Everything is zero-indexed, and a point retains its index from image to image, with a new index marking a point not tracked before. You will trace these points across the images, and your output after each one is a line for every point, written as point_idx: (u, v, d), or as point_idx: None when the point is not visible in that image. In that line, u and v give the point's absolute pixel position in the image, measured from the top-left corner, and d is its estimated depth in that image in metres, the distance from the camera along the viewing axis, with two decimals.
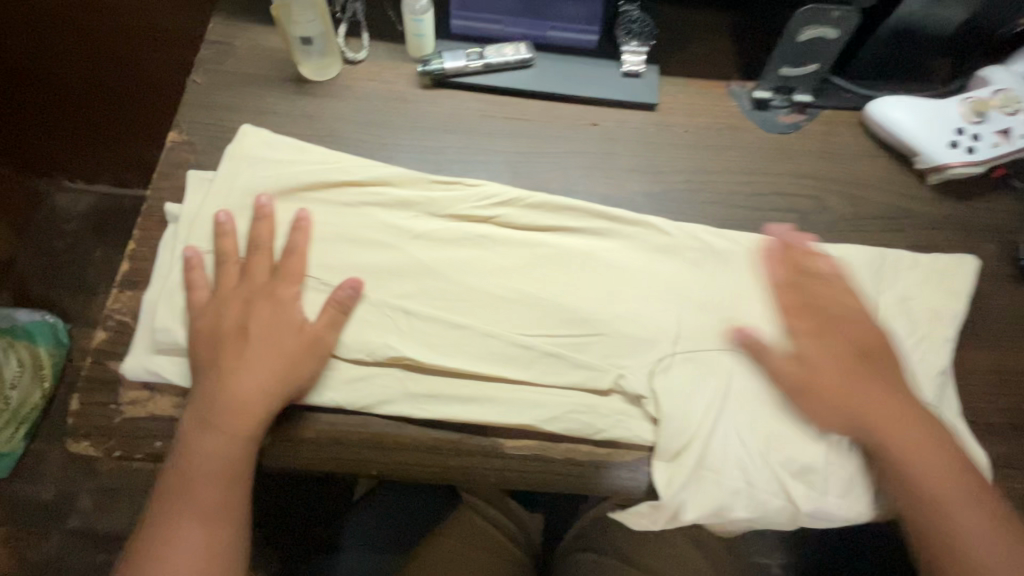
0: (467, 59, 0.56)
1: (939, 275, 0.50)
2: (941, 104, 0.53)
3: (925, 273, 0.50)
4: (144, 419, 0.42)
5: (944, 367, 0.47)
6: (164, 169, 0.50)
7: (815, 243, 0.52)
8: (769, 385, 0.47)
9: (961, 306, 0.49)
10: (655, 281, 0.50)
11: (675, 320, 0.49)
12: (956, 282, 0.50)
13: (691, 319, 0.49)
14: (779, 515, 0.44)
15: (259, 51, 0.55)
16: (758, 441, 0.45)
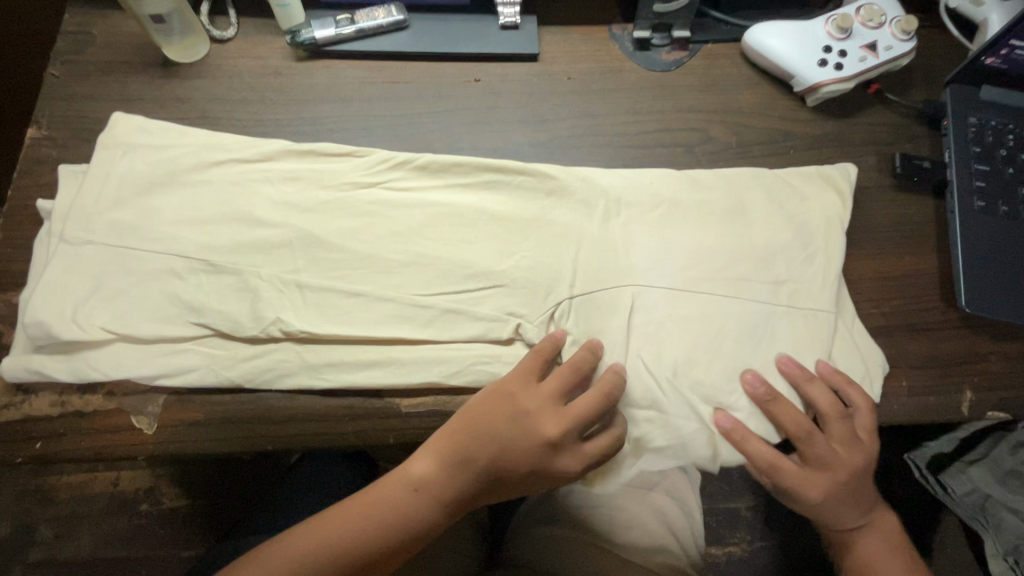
0: (337, 25, 0.54)
1: (822, 191, 0.51)
2: (810, 25, 0.54)
3: (811, 187, 0.51)
4: (22, 421, 0.42)
5: (837, 274, 0.48)
6: (24, 166, 0.48)
7: (709, 171, 0.52)
8: (677, 314, 0.47)
9: (847, 214, 0.50)
10: (550, 227, 0.50)
11: (571, 264, 0.48)
12: (840, 193, 0.51)
13: (588, 262, 0.49)
14: (696, 439, 0.45)
15: (119, 39, 0.53)
16: (665, 370, 0.46)
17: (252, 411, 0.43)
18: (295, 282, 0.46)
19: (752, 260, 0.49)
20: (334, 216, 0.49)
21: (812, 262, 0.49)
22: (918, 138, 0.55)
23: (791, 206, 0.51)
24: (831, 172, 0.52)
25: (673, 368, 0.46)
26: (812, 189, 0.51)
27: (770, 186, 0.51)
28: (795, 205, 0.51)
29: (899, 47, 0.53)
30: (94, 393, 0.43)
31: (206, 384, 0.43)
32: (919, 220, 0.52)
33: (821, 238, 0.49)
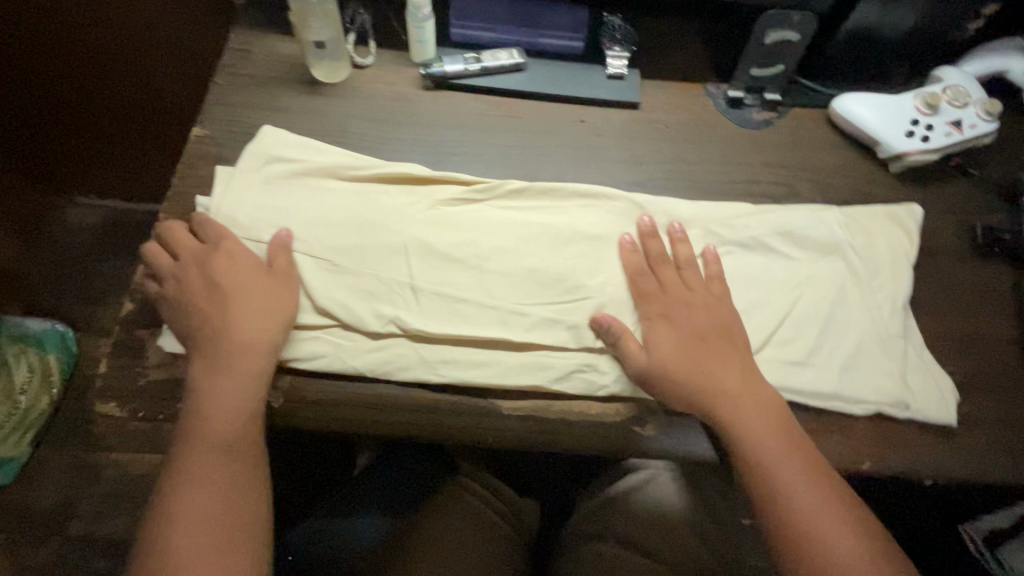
0: (465, 63, 0.61)
1: (889, 227, 0.54)
2: (898, 99, 0.58)
3: (880, 217, 0.55)
4: (165, 382, 0.46)
5: (905, 297, 0.52)
6: (188, 159, 0.55)
7: (785, 205, 0.56)
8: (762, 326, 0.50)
9: (914, 244, 0.54)
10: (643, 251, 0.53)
11: None
12: (906, 223, 0.55)
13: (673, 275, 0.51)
14: None
15: (276, 58, 0.61)
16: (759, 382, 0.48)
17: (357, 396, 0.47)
18: (413, 283, 0.50)
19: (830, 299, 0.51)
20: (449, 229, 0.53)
21: (881, 282, 0.52)
22: (996, 211, 0.58)
23: (864, 235, 0.54)
24: (897, 210, 0.55)
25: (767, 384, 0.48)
26: (880, 225, 0.54)
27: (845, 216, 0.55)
28: (866, 242, 0.54)
29: (983, 126, 0.57)
30: None
31: (329, 369, 0.47)
32: (997, 288, 0.54)
33: (888, 261, 0.53)
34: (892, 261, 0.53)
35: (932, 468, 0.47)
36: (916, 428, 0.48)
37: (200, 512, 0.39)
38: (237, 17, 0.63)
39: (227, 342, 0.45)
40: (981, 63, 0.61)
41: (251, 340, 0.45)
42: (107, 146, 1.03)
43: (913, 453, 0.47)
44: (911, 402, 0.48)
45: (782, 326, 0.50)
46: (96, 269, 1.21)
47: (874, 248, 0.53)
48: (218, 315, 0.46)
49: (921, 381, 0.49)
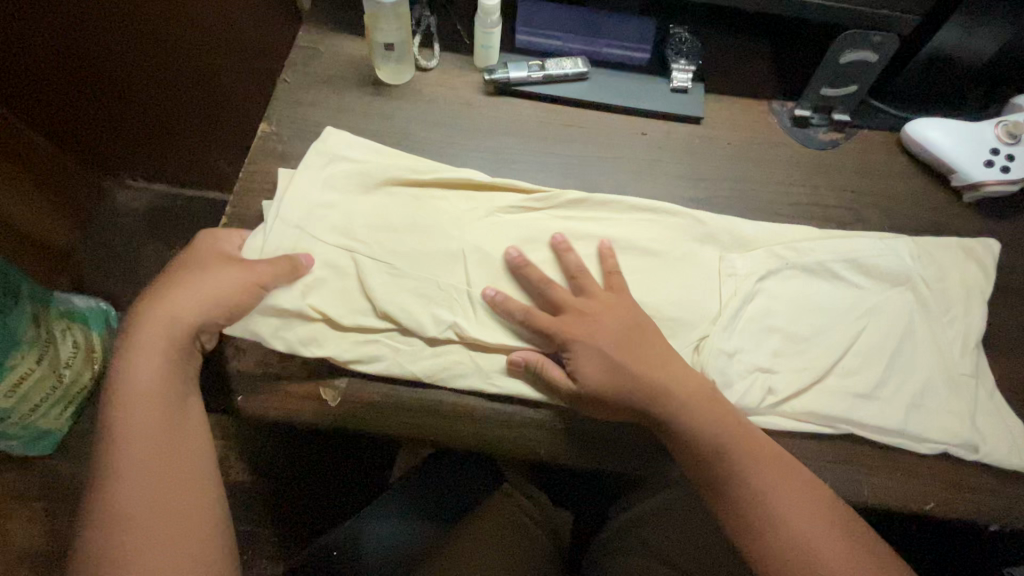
0: (529, 69, 0.60)
1: (963, 262, 0.52)
2: (976, 126, 0.56)
3: (955, 250, 0.53)
4: (229, 372, 0.47)
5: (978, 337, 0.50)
6: (254, 155, 0.56)
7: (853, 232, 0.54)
8: (825, 355, 0.48)
9: (989, 282, 0.52)
10: (704, 270, 0.52)
11: (720, 302, 0.50)
12: (982, 259, 0.53)
13: (735, 297, 0.50)
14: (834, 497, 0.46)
15: (342, 58, 0.61)
16: (823, 412, 0.47)
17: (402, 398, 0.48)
18: (473, 290, 0.50)
19: (898, 332, 0.49)
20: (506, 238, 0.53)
21: (952, 319, 0.50)
22: None
23: (936, 268, 0.52)
24: (973, 244, 0.53)
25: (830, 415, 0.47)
26: (956, 261, 0.52)
27: (917, 248, 0.53)
28: (936, 275, 0.52)
29: None
30: (292, 359, 0.48)
31: (388, 371, 0.47)
32: None
33: (962, 298, 0.51)
34: (965, 298, 0.51)
35: (999, 514, 0.45)
36: (984, 471, 0.46)
37: (136, 501, 0.38)
38: (306, 15, 0.63)
39: (162, 326, 0.43)
40: None
41: (191, 318, 0.44)
42: (158, 133, 1.06)
43: (981, 497, 0.46)
44: (977, 447, 0.46)
45: (845, 356, 0.48)
46: (138, 252, 1.24)
47: (946, 283, 0.51)
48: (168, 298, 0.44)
49: (990, 425, 0.47)
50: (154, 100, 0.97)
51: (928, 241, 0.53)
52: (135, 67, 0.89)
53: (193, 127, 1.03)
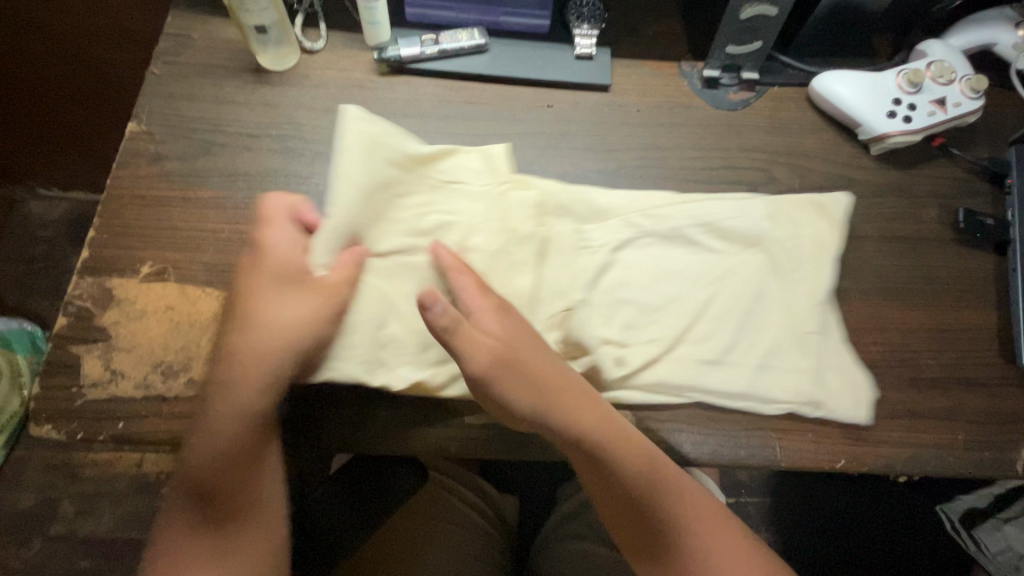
0: (422, 45, 0.57)
1: (816, 217, 0.52)
2: (879, 77, 0.55)
3: (804, 207, 0.53)
4: (105, 401, 0.43)
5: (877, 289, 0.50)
6: (123, 158, 0.51)
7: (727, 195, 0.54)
8: (679, 325, 0.48)
9: (842, 234, 0.52)
10: (568, 243, 0.50)
11: (575, 277, 0.48)
12: (836, 212, 0.53)
13: (585, 268, 0.49)
14: (757, 457, 0.45)
15: (217, 43, 0.56)
16: (678, 381, 0.46)
17: (408, 416, 0.45)
18: None
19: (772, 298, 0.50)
20: (366, 215, 0.47)
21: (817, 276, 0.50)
22: (981, 195, 0.55)
23: (777, 226, 0.52)
24: (825, 199, 0.53)
25: (686, 383, 0.46)
26: (810, 218, 0.52)
27: (776, 208, 0.53)
28: (786, 236, 0.52)
29: (968, 104, 0.54)
30: (175, 379, 0.44)
31: None
32: (979, 274, 0.52)
33: (814, 253, 0.51)
34: (821, 260, 0.51)
35: (909, 465, 0.46)
36: (895, 424, 0.47)
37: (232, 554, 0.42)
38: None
39: (168, 380, 0.44)
40: (966, 35, 0.58)
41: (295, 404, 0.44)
42: (56, 135, 0.97)
43: (891, 449, 0.46)
44: (813, 400, 0.47)
45: (710, 324, 0.48)
46: (60, 264, 1.17)
47: (803, 243, 0.51)
48: (144, 340, 0.45)
49: (835, 379, 0.47)
50: (45, 99, 0.89)
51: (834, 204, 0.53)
52: (15, 62, 0.82)
53: (100, 127, 0.96)
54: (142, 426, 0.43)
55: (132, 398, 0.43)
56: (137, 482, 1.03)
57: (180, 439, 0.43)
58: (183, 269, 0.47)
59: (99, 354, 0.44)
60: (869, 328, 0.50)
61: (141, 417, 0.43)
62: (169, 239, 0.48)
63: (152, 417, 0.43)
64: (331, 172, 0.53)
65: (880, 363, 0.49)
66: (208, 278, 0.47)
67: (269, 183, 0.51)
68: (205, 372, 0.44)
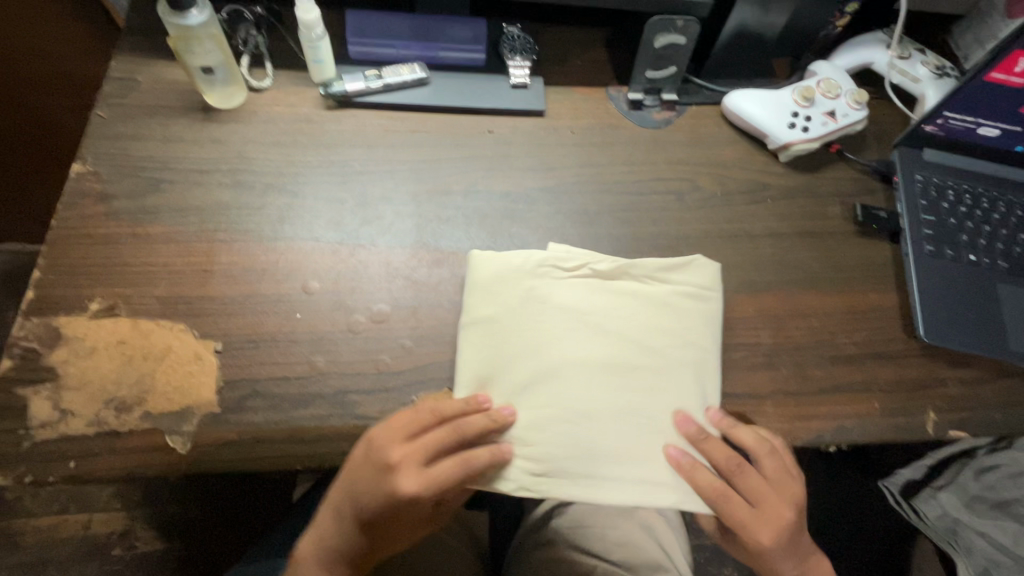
0: (366, 80, 0.60)
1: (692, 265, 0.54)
2: (779, 95, 0.63)
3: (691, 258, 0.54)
4: (54, 441, 0.42)
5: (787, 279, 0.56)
6: (69, 198, 0.51)
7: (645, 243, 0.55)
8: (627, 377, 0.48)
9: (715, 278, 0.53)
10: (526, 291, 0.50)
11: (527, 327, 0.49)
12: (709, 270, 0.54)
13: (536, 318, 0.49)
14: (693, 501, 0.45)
15: (164, 84, 0.58)
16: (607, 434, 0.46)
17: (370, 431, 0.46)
18: (301, 310, 0.50)
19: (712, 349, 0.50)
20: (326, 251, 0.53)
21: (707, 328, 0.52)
22: (876, 191, 0.62)
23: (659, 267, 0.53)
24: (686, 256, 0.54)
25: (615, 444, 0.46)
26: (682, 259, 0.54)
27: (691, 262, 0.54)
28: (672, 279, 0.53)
29: (855, 114, 0.62)
30: (129, 414, 0.44)
31: (244, 407, 0.45)
32: (881, 260, 0.59)
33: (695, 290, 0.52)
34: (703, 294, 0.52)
35: (837, 435, 0.50)
36: (821, 399, 0.51)
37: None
38: (117, 44, 0.59)
39: (123, 415, 0.44)
40: (849, 55, 0.66)
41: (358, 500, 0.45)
42: None
43: (819, 421, 0.51)
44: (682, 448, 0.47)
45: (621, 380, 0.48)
46: None
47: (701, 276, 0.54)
48: (95, 377, 0.45)
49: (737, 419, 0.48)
50: None
51: (746, 212, 0.60)
52: None
53: (38, 175, 0.94)
54: (96, 464, 0.42)
55: (85, 436, 0.43)
56: (88, 544, 0.96)
57: (137, 475, 0.43)
58: (136, 303, 0.48)
59: (47, 394, 0.44)
60: (791, 315, 0.55)
61: (93, 456, 0.42)
62: (119, 275, 0.49)
63: (107, 454, 0.43)
64: (283, 203, 0.54)
65: (803, 345, 0.54)
66: (161, 310, 0.48)
67: (221, 216, 0.53)
68: (161, 404, 0.45)
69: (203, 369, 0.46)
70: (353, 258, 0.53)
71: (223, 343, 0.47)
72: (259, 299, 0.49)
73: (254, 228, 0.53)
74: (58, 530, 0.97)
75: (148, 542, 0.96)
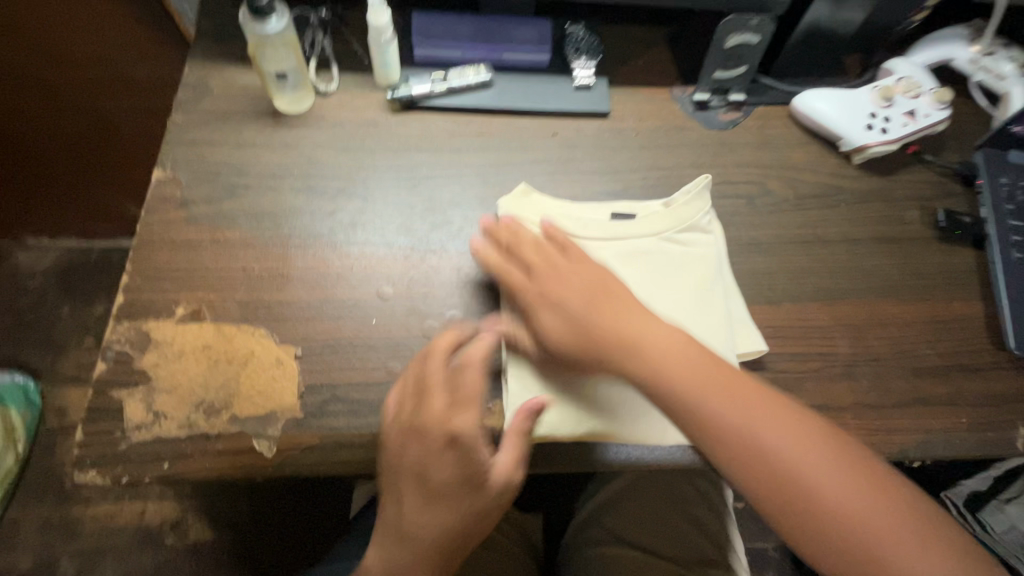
0: (432, 83, 0.60)
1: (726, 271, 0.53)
2: (855, 94, 0.61)
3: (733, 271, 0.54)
4: (149, 443, 0.44)
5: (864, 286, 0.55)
6: (151, 203, 0.52)
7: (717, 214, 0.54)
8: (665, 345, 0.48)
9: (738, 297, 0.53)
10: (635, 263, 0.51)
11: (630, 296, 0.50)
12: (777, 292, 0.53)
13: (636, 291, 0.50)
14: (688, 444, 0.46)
15: (236, 89, 0.59)
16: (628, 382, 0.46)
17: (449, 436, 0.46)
18: (377, 315, 0.50)
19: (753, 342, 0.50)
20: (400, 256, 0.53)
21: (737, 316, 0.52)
22: (956, 196, 0.60)
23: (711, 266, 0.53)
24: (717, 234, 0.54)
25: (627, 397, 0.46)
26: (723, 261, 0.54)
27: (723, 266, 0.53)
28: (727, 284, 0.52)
29: (936, 115, 0.59)
30: (217, 417, 0.45)
31: (326, 413, 0.46)
32: (961, 267, 0.57)
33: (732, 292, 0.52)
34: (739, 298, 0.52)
35: (921, 449, 0.49)
36: (905, 411, 0.50)
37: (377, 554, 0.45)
38: (189, 50, 0.60)
39: (212, 417, 0.45)
40: (927, 52, 0.64)
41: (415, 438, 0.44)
42: (53, 185, 0.98)
43: (902, 435, 0.49)
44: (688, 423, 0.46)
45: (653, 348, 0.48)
46: (51, 313, 1.15)
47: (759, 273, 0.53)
48: (184, 380, 0.46)
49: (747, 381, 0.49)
50: (41, 148, 0.90)
51: (819, 216, 0.58)
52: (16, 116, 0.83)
53: (97, 173, 0.97)
54: (188, 465, 0.43)
55: (176, 437, 0.44)
56: (145, 531, 1.00)
57: (226, 476, 0.44)
58: (219, 308, 0.49)
59: (140, 396, 0.45)
60: (870, 324, 0.53)
61: (186, 457, 0.44)
62: (202, 280, 0.50)
63: (197, 456, 0.44)
64: (354, 207, 0.55)
65: (885, 355, 0.52)
66: (243, 314, 0.49)
67: (295, 221, 0.53)
68: (247, 406, 0.45)
69: (285, 373, 0.47)
70: (425, 263, 0.53)
71: (303, 348, 0.48)
72: (336, 303, 0.50)
73: (328, 232, 0.53)
74: (117, 516, 1.00)
75: (202, 530, 0.99)
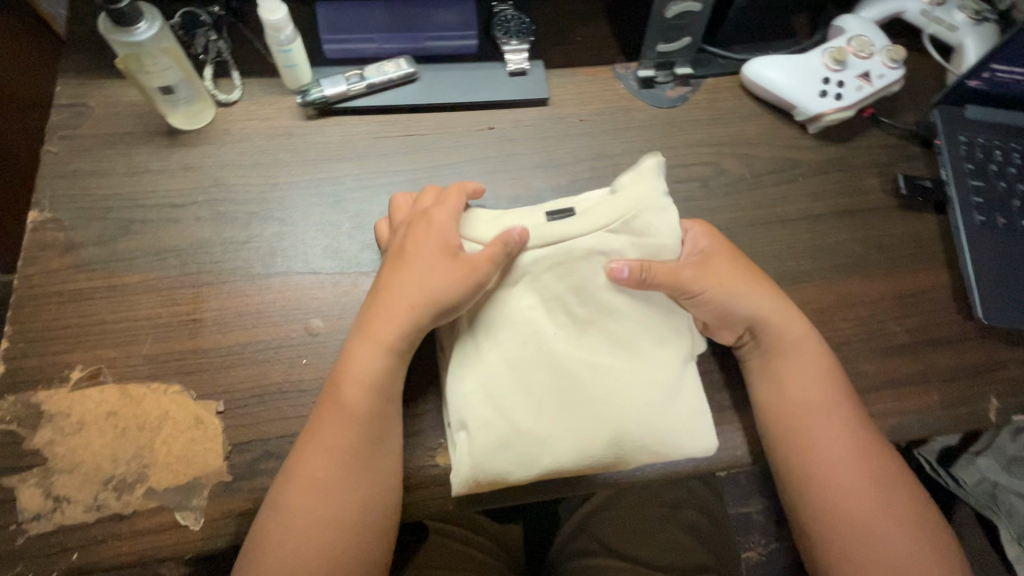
0: (348, 82, 0.53)
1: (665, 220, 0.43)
2: (806, 58, 0.57)
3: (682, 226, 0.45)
4: (51, 533, 0.38)
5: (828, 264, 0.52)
6: (29, 253, 0.45)
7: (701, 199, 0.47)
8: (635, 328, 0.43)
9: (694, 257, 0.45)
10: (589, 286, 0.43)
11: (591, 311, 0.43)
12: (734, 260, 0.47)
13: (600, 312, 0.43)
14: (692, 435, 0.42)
15: (120, 108, 0.51)
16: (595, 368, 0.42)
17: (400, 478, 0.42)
18: (306, 355, 0.45)
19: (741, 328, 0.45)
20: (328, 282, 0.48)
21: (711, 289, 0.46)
22: (914, 159, 0.57)
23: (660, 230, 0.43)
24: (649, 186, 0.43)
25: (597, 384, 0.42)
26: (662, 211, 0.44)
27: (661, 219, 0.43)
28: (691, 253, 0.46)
29: (891, 74, 0.56)
30: (130, 493, 0.40)
31: (258, 471, 0.41)
32: (924, 235, 0.54)
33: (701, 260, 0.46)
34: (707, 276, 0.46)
35: (896, 433, 0.47)
36: (878, 395, 0.48)
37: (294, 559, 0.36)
38: (59, 66, 0.52)
39: (124, 494, 0.39)
40: (877, 6, 0.60)
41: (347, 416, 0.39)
42: None
43: (877, 420, 0.47)
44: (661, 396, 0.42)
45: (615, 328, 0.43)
46: None
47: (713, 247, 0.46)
48: (87, 455, 0.40)
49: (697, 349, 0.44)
50: None
51: (777, 194, 0.55)
52: None
53: None
54: (100, 552, 0.38)
55: (84, 522, 0.39)
56: None
57: (147, 558, 0.39)
58: (121, 367, 0.43)
59: (36, 481, 0.39)
60: (837, 306, 0.51)
61: (96, 543, 0.38)
62: (99, 336, 0.43)
63: (110, 541, 0.38)
64: (272, 233, 0.49)
65: (854, 338, 0.50)
66: (150, 371, 0.43)
67: (204, 255, 0.47)
68: (165, 476, 0.40)
69: (206, 434, 0.42)
70: (357, 288, 0.48)
71: (225, 402, 0.43)
72: (258, 346, 0.45)
73: (242, 265, 0.47)
74: None
75: None
